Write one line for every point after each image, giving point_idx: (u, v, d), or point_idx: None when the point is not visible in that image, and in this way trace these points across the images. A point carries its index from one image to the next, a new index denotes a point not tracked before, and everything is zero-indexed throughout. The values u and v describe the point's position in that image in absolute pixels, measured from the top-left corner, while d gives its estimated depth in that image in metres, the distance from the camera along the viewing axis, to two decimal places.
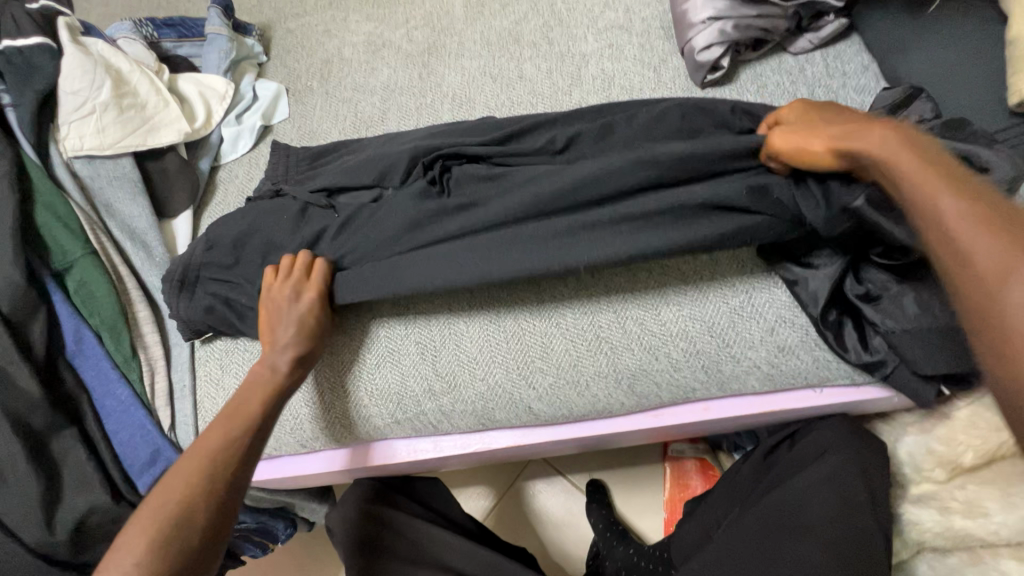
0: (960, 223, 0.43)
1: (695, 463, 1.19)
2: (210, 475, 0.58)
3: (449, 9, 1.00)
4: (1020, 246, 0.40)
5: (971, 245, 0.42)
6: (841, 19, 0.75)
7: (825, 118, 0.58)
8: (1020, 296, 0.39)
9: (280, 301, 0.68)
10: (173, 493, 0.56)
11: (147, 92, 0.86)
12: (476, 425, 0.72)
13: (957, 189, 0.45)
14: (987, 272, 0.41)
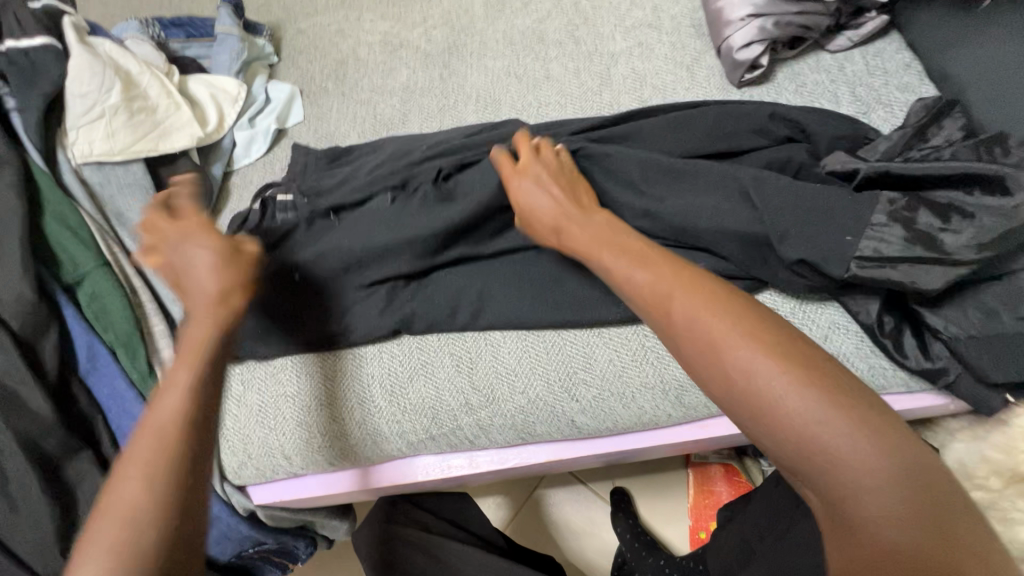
0: (685, 316, 0.45)
1: (719, 469, 1.17)
2: (198, 439, 0.43)
3: (469, 8, 0.97)
4: (811, 373, 0.40)
5: (724, 334, 0.43)
6: (882, 17, 0.73)
7: (545, 186, 0.60)
8: (780, 394, 0.40)
9: (206, 259, 0.54)
10: (128, 489, 0.40)
11: (157, 95, 0.82)
12: (516, 440, 0.69)
13: (693, 294, 0.45)
14: (743, 381, 0.41)
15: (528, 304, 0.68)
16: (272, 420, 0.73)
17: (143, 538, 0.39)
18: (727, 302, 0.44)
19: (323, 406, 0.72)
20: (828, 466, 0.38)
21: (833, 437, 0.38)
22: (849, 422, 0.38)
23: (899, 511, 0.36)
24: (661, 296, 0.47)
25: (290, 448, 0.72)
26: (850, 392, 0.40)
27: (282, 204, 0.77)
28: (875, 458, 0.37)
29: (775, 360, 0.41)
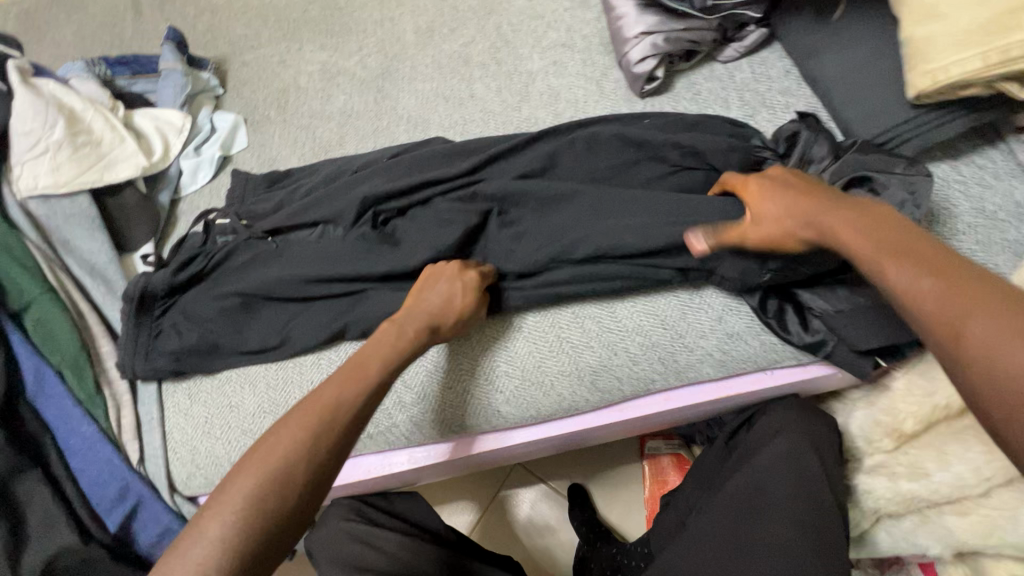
0: (930, 288, 0.44)
1: (671, 459, 1.21)
2: (337, 415, 0.55)
3: (401, 35, 1.04)
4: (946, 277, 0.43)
5: (957, 303, 0.42)
6: (762, 29, 0.81)
7: (781, 189, 0.59)
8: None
9: (391, 326, 0.65)
10: (280, 443, 0.52)
11: (102, 130, 0.87)
12: (448, 433, 0.74)
13: (939, 271, 0.45)
14: (979, 344, 0.40)
15: None
16: (218, 430, 0.77)
17: (288, 485, 0.50)
18: (947, 268, 0.45)
19: (265, 413, 0.76)
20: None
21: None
22: (995, 309, 0.40)
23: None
24: (916, 291, 0.44)
25: (236, 455, 0.76)
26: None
27: (221, 227, 0.83)
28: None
29: (1014, 319, 0.39)
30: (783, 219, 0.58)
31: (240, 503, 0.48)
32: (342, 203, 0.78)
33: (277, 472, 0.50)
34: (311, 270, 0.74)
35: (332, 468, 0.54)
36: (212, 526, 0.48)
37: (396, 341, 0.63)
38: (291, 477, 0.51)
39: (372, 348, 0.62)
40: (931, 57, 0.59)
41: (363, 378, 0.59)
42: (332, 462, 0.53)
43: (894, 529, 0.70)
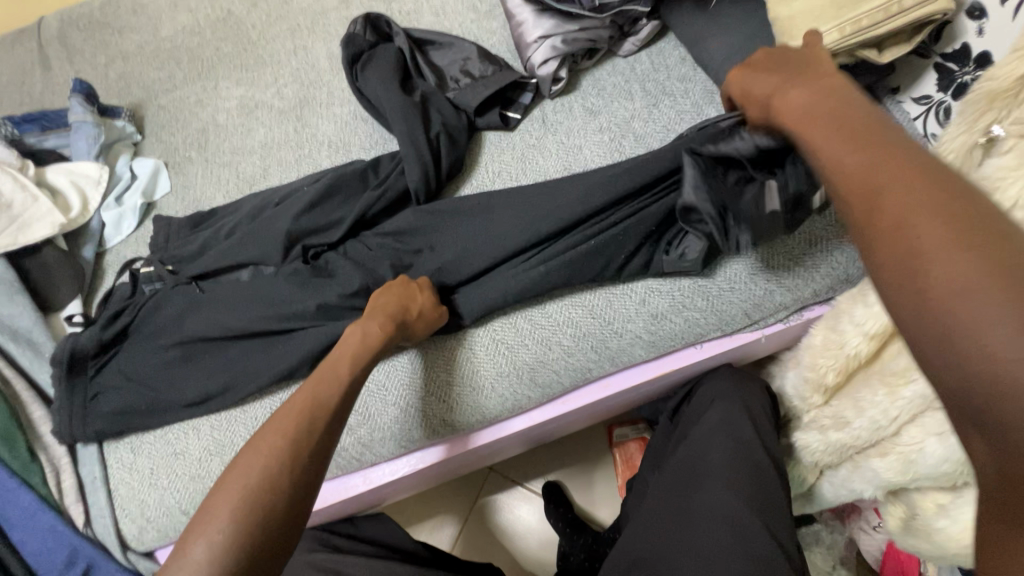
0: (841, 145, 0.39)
1: (638, 443, 1.24)
2: (317, 415, 0.55)
3: (315, 63, 1.05)
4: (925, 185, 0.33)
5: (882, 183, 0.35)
6: (653, 22, 0.85)
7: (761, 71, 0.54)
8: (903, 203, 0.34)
9: (355, 328, 0.65)
10: (261, 452, 0.50)
11: (11, 191, 0.85)
12: (399, 449, 0.74)
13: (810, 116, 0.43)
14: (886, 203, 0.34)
15: None
16: (165, 480, 0.75)
17: (277, 490, 0.48)
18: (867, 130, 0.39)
19: (212, 456, 0.75)
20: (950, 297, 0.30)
21: (950, 269, 0.30)
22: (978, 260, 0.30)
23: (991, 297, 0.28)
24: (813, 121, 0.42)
25: (185, 503, 0.74)
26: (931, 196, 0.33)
27: (146, 276, 0.81)
28: (996, 297, 0.28)
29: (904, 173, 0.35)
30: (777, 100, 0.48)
31: (227, 518, 0.46)
32: (265, 238, 0.78)
33: (262, 479, 0.48)
34: (249, 312, 0.75)
35: (318, 470, 0.52)
36: (196, 549, 0.44)
37: (364, 340, 0.63)
38: (281, 479, 0.49)
39: (339, 353, 0.62)
40: (795, 34, 0.63)
41: (335, 380, 0.59)
42: (317, 461, 0.52)
43: (834, 479, 0.74)
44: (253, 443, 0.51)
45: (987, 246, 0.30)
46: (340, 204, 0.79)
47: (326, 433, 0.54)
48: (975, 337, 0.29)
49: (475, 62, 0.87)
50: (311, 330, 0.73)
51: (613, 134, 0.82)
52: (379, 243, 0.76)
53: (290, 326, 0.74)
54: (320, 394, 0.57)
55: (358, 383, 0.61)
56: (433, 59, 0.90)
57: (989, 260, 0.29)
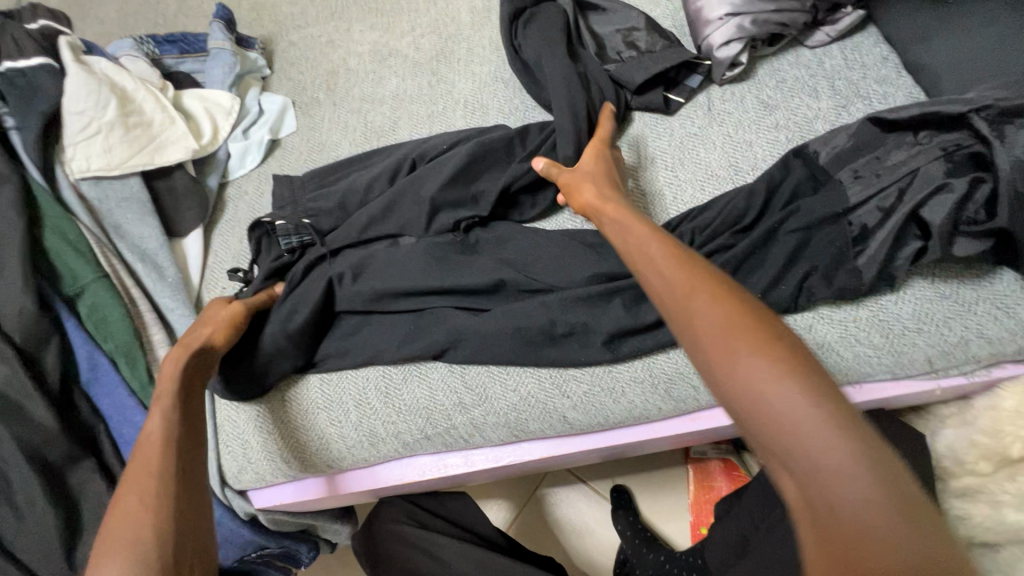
0: (714, 321, 0.44)
1: (719, 464, 1.17)
2: (164, 451, 0.53)
3: (456, 15, 0.99)
4: (779, 365, 0.41)
5: (753, 374, 0.41)
6: (857, 12, 0.75)
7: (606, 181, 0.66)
8: (784, 399, 0.39)
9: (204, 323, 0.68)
10: (129, 507, 0.48)
11: (152, 110, 0.84)
12: (509, 437, 0.70)
13: (688, 286, 0.48)
14: (740, 380, 0.41)
15: (533, 324, 0.66)
16: (268, 425, 0.73)
17: (146, 539, 0.46)
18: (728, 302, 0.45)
19: (319, 410, 0.73)
20: (821, 476, 0.37)
21: (828, 451, 0.37)
22: (840, 434, 0.37)
23: (855, 483, 0.36)
24: (690, 297, 0.47)
25: (286, 453, 0.73)
26: (789, 360, 0.41)
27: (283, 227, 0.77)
28: (865, 482, 0.36)
29: (779, 366, 0.41)
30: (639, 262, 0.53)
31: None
32: (406, 206, 0.75)
33: (128, 534, 0.46)
34: (381, 279, 0.72)
35: (188, 517, 0.49)
36: None
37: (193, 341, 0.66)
38: (148, 525, 0.47)
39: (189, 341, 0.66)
40: None
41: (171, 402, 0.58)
42: (170, 490, 0.50)
43: None
44: (122, 496, 0.49)
45: (836, 416, 0.38)
46: (487, 178, 0.75)
47: (183, 466, 0.52)
48: (856, 528, 0.35)
49: (642, 36, 0.79)
50: (455, 311, 0.70)
51: (792, 133, 0.73)
52: (532, 230, 0.73)
53: (426, 304, 0.71)
54: (153, 429, 0.55)
55: (185, 406, 0.59)
56: (593, 26, 0.82)
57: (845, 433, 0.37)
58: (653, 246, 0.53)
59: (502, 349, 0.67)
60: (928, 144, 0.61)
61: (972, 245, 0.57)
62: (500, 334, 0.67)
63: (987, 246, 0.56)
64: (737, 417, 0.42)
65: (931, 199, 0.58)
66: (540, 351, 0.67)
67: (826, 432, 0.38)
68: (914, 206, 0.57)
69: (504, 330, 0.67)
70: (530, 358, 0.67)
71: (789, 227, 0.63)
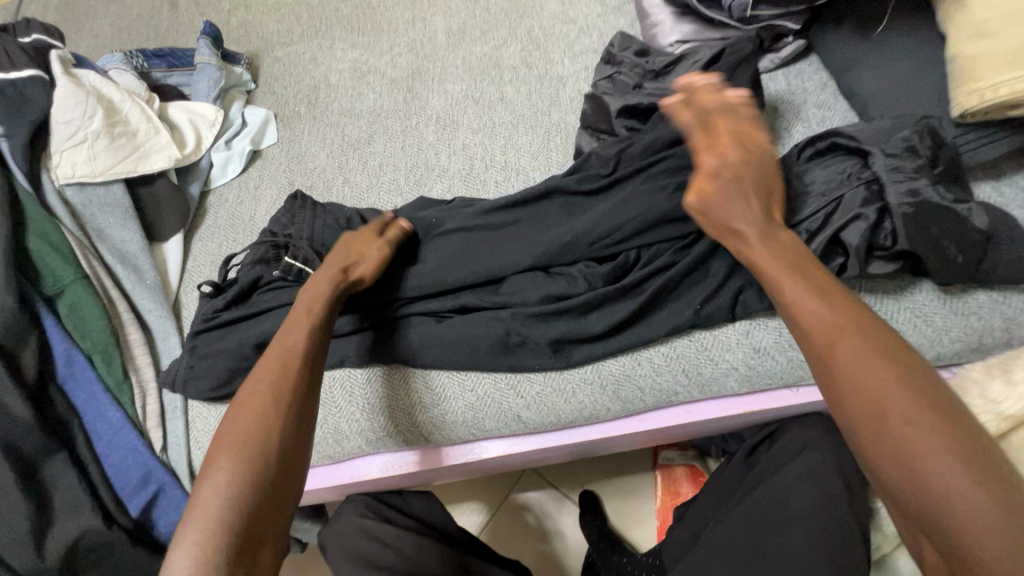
0: (852, 359, 0.49)
1: (684, 470, 1.20)
2: (288, 364, 0.57)
3: (432, 35, 1.04)
4: (901, 379, 0.47)
5: (878, 390, 0.47)
6: (798, 41, 0.80)
7: (742, 189, 0.61)
8: (917, 434, 0.44)
9: (348, 240, 0.71)
10: (252, 413, 0.54)
11: (138, 121, 0.88)
12: (467, 436, 0.74)
13: (833, 320, 0.51)
14: (869, 398, 0.47)
15: (488, 328, 0.70)
16: None
17: (269, 443, 0.52)
18: (858, 328, 0.50)
19: None
20: (928, 480, 0.43)
21: (938, 459, 0.43)
22: (952, 444, 0.43)
23: (965, 481, 0.42)
24: (832, 330, 0.51)
25: None
26: (901, 376, 0.47)
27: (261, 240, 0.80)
28: (969, 477, 0.42)
29: (916, 399, 0.45)
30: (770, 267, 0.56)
31: (226, 482, 0.49)
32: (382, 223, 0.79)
33: (243, 444, 0.51)
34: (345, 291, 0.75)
35: (298, 429, 0.54)
36: (207, 493, 0.49)
37: (348, 249, 0.70)
38: (266, 432, 0.52)
39: (334, 254, 0.69)
40: (978, 76, 0.60)
41: (310, 319, 0.61)
42: (306, 416, 0.55)
43: None
44: (239, 411, 0.54)
45: (942, 424, 0.44)
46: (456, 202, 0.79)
47: (309, 380, 0.57)
48: (966, 525, 0.41)
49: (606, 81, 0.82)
50: (414, 320, 0.73)
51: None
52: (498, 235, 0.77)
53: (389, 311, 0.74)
54: (293, 345, 0.59)
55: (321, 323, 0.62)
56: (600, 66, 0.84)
57: (950, 438, 0.44)
58: (796, 268, 0.55)
59: (457, 351, 0.71)
60: (838, 174, 0.67)
61: (887, 260, 0.62)
62: (455, 339, 0.71)
63: (897, 266, 0.62)
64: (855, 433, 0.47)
65: (848, 217, 0.62)
66: (495, 355, 0.70)
67: (943, 452, 0.43)
68: (832, 230, 0.63)
69: (460, 337, 0.71)
70: (485, 360, 0.71)
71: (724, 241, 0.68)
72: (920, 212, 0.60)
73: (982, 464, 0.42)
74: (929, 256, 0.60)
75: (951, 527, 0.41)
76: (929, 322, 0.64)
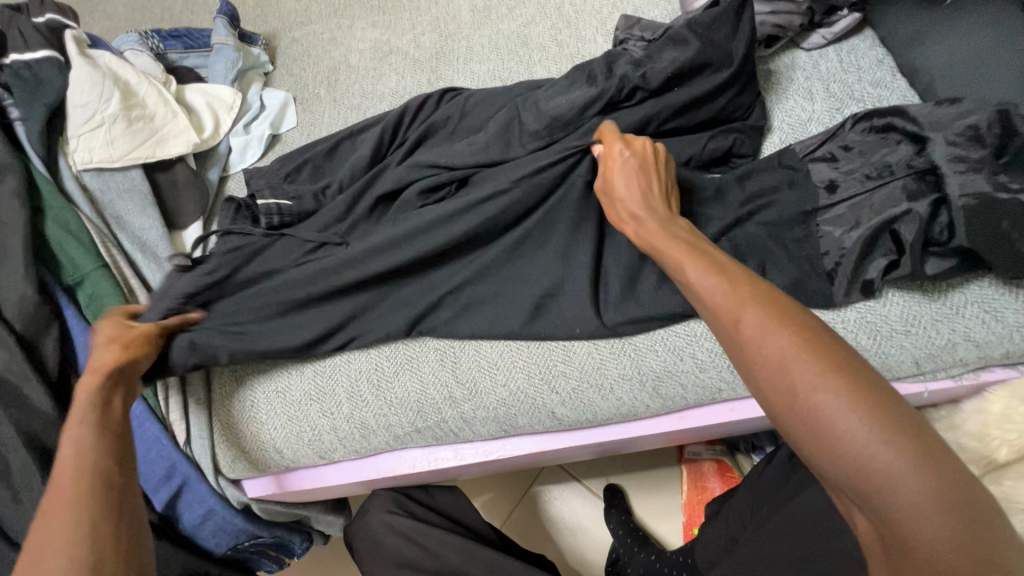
0: (755, 329, 0.44)
1: (713, 465, 1.17)
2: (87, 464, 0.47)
3: (456, 13, 1.00)
4: (804, 341, 0.42)
5: (792, 361, 0.42)
6: (855, 14, 0.74)
7: (630, 179, 0.61)
8: (823, 398, 0.40)
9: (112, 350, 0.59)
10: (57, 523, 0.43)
11: (155, 104, 0.85)
12: (499, 432, 0.71)
13: (728, 294, 0.47)
14: (773, 364, 0.43)
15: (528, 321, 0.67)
16: (263, 415, 0.74)
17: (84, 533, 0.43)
18: (761, 294, 0.46)
19: (312, 402, 0.73)
20: (847, 449, 0.38)
21: (859, 423, 0.38)
22: (860, 408, 0.39)
23: (885, 446, 0.37)
24: (730, 305, 0.47)
25: (281, 443, 0.74)
26: (805, 342, 0.42)
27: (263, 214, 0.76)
28: (888, 439, 0.37)
29: (819, 363, 0.41)
30: (675, 259, 0.53)
31: None
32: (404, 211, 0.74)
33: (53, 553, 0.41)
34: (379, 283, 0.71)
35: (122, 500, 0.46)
36: None
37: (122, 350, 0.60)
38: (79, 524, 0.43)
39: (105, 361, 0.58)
40: None
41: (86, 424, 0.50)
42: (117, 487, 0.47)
43: None
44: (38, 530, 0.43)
45: (853, 382, 0.40)
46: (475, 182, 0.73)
47: (112, 460, 0.49)
48: (897, 492, 0.37)
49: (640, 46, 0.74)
50: (447, 312, 0.70)
51: (784, 136, 0.73)
52: None
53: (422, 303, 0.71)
54: (80, 443, 0.49)
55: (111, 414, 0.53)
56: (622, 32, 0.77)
57: (866, 400, 0.39)
58: (687, 254, 0.53)
59: None
60: (889, 159, 0.63)
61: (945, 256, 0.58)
62: (488, 330, 0.69)
63: (953, 264, 0.58)
64: (776, 412, 0.43)
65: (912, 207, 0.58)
66: None
67: (847, 410, 0.39)
68: (882, 218, 0.59)
69: None
70: None
71: (775, 233, 0.64)
72: (983, 204, 0.56)
73: (898, 422, 0.38)
74: (991, 252, 0.55)
75: (879, 493, 0.37)
76: (1002, 318, 0.60)
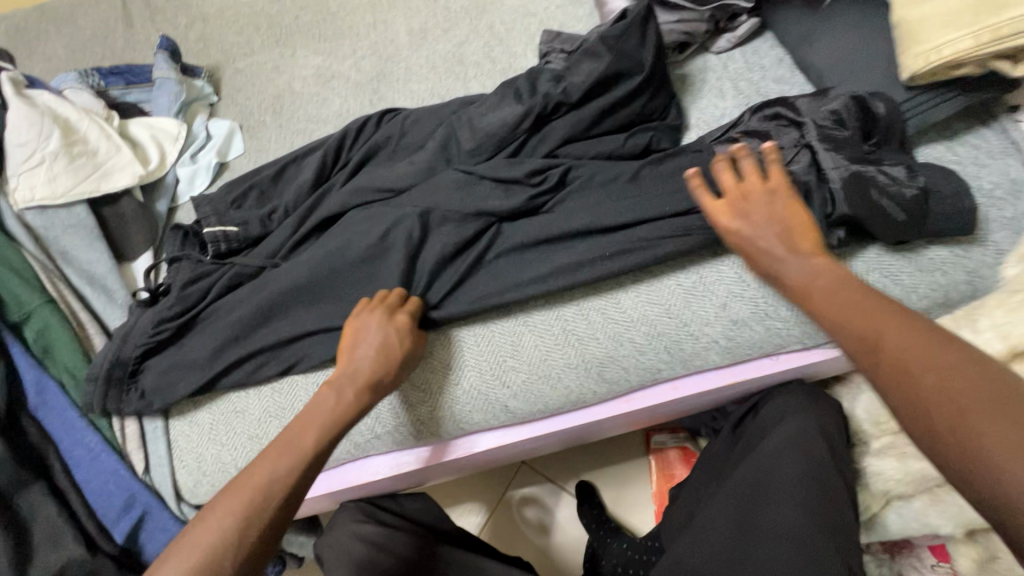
0: (872, 316, 0.50)
1: (677, 453, 1.21)
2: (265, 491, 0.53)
3: (395, 37, 1.04)
4: (906, 323, 0.47)
5: (893, 338, 0.47)
6: (753, 19, 0.82)
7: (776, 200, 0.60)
8: (926, 359, 0.44)
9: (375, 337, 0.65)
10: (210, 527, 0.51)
11: (97, 139, 0.86)
12: (456, 430, 0.73)
13: (866, 286, 0.53)
14: (879, 337, 0.48)
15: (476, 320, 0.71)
16: (223, 436, 0.75)
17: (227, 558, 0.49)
18: (870, 294, 0.52)
19: (271, 418, 0.74)
20: (956, 400, 0.41)
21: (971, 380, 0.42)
22: (966, 368, 0.43)
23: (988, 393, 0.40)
24: (872, 294, 0.52)
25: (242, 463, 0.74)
26: (902, 327, 0.47)
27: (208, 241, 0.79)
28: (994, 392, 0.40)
29: (915, 337, 0.46)
30: (804, 278, 0.56)
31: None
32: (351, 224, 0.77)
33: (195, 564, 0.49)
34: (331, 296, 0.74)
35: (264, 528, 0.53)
36: None
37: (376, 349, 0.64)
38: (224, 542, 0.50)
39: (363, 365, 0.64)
40: (923, 39, 0.62)
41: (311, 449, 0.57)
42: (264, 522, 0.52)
43: (905, 510, 0.70)
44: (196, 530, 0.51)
45: (960, 353, 0.44)
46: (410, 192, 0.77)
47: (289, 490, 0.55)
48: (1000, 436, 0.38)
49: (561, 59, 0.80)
50: None
51: (700, 132, 0.79)
52: None
53: None
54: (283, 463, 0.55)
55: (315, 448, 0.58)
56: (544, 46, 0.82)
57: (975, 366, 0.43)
58: (841, 246, 0.58)
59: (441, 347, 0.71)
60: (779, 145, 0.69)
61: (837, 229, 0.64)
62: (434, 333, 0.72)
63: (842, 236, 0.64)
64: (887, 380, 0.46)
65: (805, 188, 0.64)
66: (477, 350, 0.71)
67: (961, 370, 0.43)
68: None
69: None
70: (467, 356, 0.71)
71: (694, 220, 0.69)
72: (857, 182, 0.62)
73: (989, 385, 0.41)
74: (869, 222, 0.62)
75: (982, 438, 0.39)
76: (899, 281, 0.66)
